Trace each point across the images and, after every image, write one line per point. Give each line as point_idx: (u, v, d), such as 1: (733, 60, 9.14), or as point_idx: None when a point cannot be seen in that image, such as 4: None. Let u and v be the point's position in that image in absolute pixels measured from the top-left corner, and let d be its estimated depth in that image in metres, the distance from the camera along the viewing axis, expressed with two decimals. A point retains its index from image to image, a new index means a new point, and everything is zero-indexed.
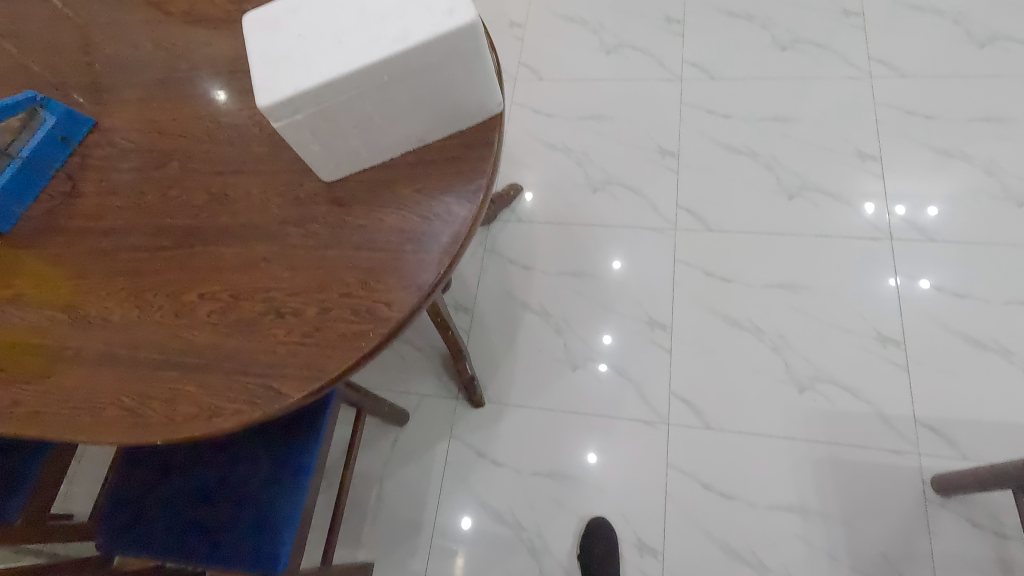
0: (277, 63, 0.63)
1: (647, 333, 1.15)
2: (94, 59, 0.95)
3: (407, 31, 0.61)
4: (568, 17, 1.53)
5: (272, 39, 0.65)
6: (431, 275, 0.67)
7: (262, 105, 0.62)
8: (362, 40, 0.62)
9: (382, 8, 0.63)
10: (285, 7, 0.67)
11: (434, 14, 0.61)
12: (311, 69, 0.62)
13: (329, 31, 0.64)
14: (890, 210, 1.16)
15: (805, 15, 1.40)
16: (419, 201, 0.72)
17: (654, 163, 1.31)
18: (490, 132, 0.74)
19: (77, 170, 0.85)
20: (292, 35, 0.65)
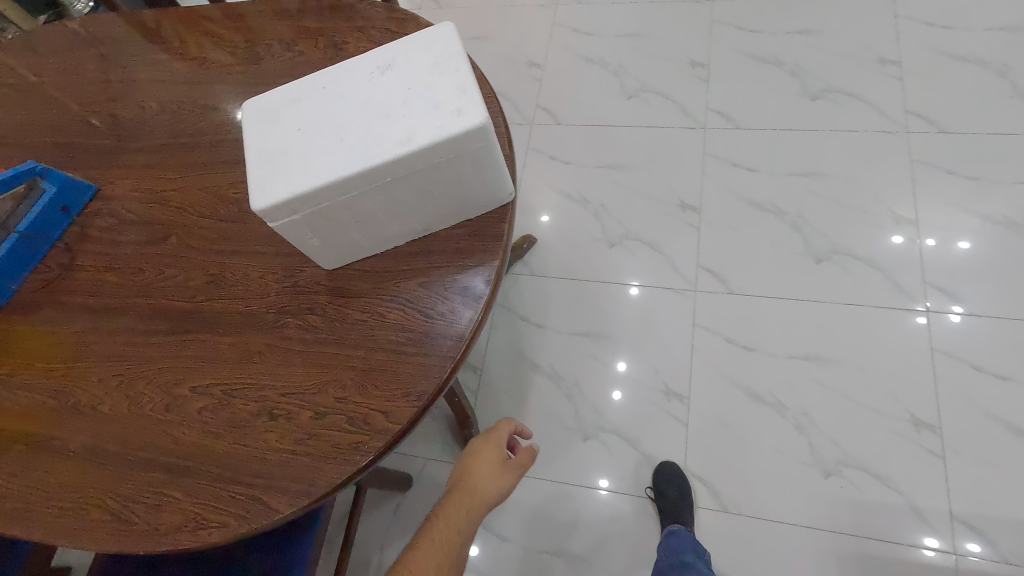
0: (275, 160, 0.59)
1: (662, 403, 1.10)
2: (101, 120, 0.93)
3: (413, 131, 0.57)
4: (589, 58, 1.49)
5: (269, 130, 0.61)
6: (432, 382, 0.63)
7: (256, 207, 0.58)
8: (364, 139, 0.58)
9: (386, 104, 0.59)
10: (285, 94, 0.63)
11: (442, 113, 0.57)
12: (310, 169, 0.58)
13: (330, 126, 0.60)
14: (921, 240, 1.12)
15: (839, 62, 1.33)
16: (423, 297, 0.67)
17: (674, 218, 1.25)
18: (500, 222, 0.69)
19: (76, 240, 0.83)
20: (291, 127, 0.61)
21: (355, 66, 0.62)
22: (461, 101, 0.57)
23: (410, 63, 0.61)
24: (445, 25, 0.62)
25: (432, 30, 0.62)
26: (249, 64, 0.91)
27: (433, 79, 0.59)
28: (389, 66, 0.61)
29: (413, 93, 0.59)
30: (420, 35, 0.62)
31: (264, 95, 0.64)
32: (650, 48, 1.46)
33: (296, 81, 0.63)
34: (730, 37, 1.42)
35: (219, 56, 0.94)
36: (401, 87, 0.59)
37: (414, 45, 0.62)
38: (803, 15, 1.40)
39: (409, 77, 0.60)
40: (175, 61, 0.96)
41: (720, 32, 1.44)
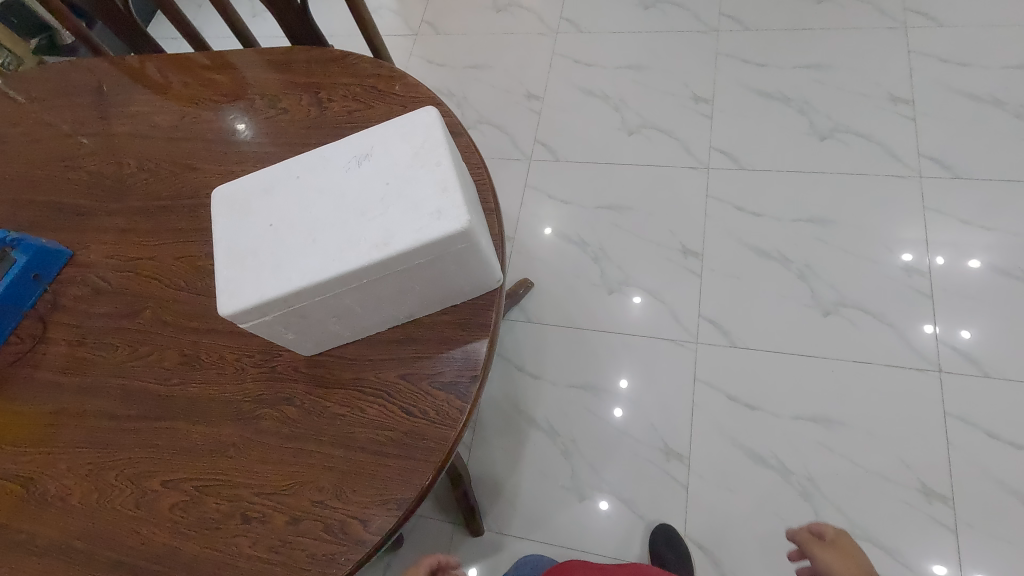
0: (245, 260, 0.55)
1: (662, 463, 1.06)
2: (77, 176, 0.90)
3: (390, 233, 0.53)
4: (589, 90, 1.44)
5: (241, 225, 0.58)
6: (413, 489, 0.60)
7: (224, 311, 0.54)
8: (339, 239, 0.54)
9: (363, 200, 0.55)
10: (258, 184, 0.59)
11: (421, 214, 0.53)
12: (281, 272, 0.54)
13: (304, 223, 0.56)
14: (929, 259, 1.11)
15: (849, 100, 1.28)
16: (405, 392, 0.64)
17: (675, 264, 1.21)
18: (486, 309, 0.65)
19: (48, 310, 0.79)
20: (263, 222, 0.57)
21: (332, 155, 0.59)
22: (443, 200, 0.53)
23: (390, 154, 0.57)
24: (428, 112, 0.58)
25: (413, 118, 0.58)
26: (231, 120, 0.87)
27: (413, 174, 0.55)
28: (368, 157, 0.58)
29: (392, 190, 0.55)
30: (402, 123, 0.58)
31: (237, 184, 0.60)
32: (652, 81, 1.41)
33: (270, 169, 0.60)
34: (736, 70, 1.37)
35: (200, 108, 0.90)
36: (379, 182, 0.56)
37: (395, 134, 0.58)
38: (811, 49, 1.36)
39: (388, 169, 0.56)
40: (154, 113, 0.92)
41: (726, 65, 1.39)
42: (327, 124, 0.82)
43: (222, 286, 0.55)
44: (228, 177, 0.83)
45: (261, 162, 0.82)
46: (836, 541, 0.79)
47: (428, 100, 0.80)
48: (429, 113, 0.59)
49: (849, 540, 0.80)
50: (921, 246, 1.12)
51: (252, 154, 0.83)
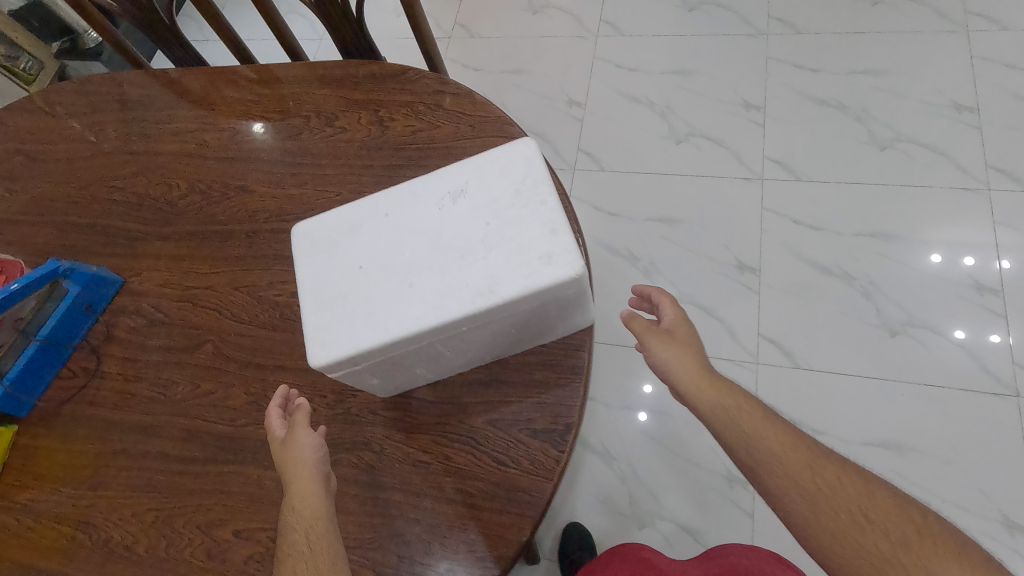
0: (335, 304, 0.51)
1: (725, 490, 1.02)
2: (123, 198, 0.86)
3: (497, 279, 0.49)
4: (634, 97, 1.39)
5: (326, 265, 0.53)
6: (509, 546, 0.56)
7: (313, 361, 0.50)
8: (440, 284, 0.50)
9: (463, 240, 0.51)
10: (341, 220, 0.55)
11: (529, 258, 0.49)
12: (377, 319, 0.50)
13: (398, 265, 0.52)
14: (957, 259, 1.09)
15: (908, 108, 1.24)
16: (495, 440, 0.60)
17: (731, 280, 1.17)
18: (579, 352, 0.61)
19: (101, 343, 0.76)
20: (352, 262, 0.53)
21: (423, 189, 0.55)
22: (553, 243, 0.49)
23: (488, 190, 0.53)
24: (526, 144, 0.55)
25: (510, 150, 0.54)
26: (285, 139, 0.83)
27: (517, 213, 0.51)
28: (463, 192, 0.54)
29: (495, 229, 0.51)
30: (498, 156, 0.55)
31: (318, 218, 0.56)
32: (699, 87, 1.37)
33: (354, 204, 0.56)
34: (788, 75, 1.33)
35: (251, 126, 0.86)
36: (480, 220, 0.52)
37: (491, 168, 0.54)
38: (866, 54, 1.31)
39: (487, 207, 0.52)
40: (203, 130, 0.88)
41: (777, 70, 1.34)
42: (390, 144, 0.78)
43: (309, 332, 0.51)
44: (285, 200, 0.79)
45: (321, 185, 0.78)
46: (671, 329, 0.61)
47: (500, 120, 0.76)
48: (526, 144, 0.55)
49: (682, 316, 0.62)
50: (948, 246, 1.11)
51: (310, 177, 0.79)
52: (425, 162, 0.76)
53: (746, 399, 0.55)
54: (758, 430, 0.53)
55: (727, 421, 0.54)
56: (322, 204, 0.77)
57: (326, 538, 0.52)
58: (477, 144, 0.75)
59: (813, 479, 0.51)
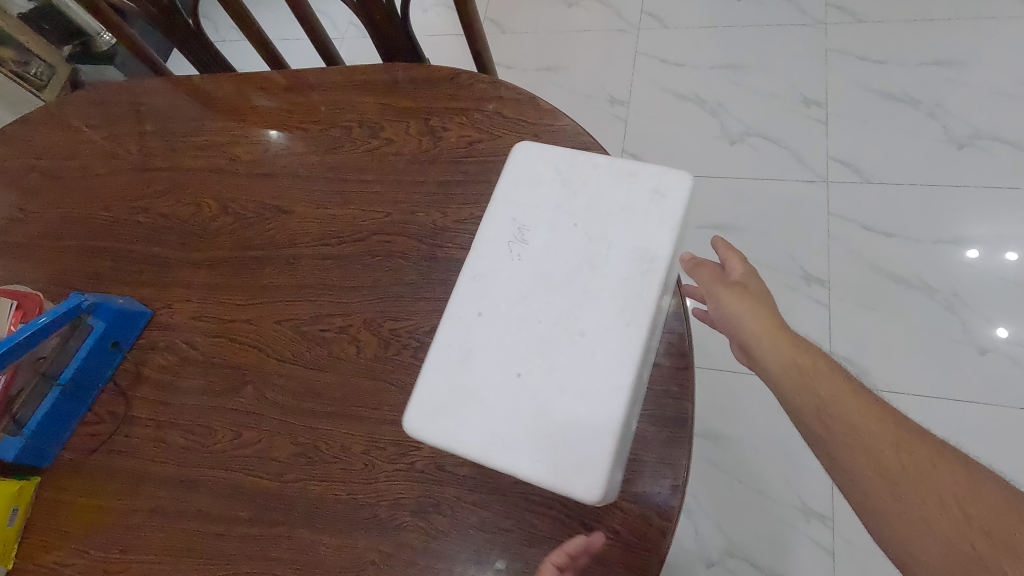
0: (525, 417, 0.48)
1: (802, 524, 0.94)
2: (148, 220, 0.78)
3: (646, 248, 0.51)
4: (681, 94, 1.30)
5: (473, 411, 0.49)
6: None
7: (594, 496, 0.46)
8: (618, 306, 0.50)
9: (574, 253, 0.52)
10: (442, 369, 0.51)
11: (642, 206, 0.52)
12: (590, 395, 0.47)
13: (553, 329, 0.50)
14: (996, 253, 1.03)
15: (986, 101, 1.14)
16: (586, 503, 0.52)
17: (797, 292, 1.08)
18: (681, 400, 0.54)
19: (129, 384, 0.68)
20: (498, 387, 0.49)
21: (484, 259, 0.54)
22: (647, 179, 0.53)
23: (537, 197, 0.55)
24: (522, 149, 0.58)
25: (522, 155, 0.57)
26: (325, 152, 0.75)
27: (591, 182, 0.55)
28: (520, 215, 0.55)
29: (586, 213, 0.54)
30: (514, 170, 0.57)
31: (418, 393, 0.52)
32: (753, 83, 1.27)
33: (439, 341, 0.52)
34: (850, 69, 1.23)
35: (286, 137, 0.78)
36: (565, 220, 0.54)
37: (525, 177, 0.56)
38: (937, 43, 1.21)
39: (557, 200, 0.55)
40: (233, 143, 0.80)
41: (838, 63, 1.24)
42: (444, 158, 0.70)
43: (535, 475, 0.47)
44: (328, 222, 0.71)
45: (367, 204, 0.70)
46: (739, 281, 0.55)
47: (569, 129, 0.67)
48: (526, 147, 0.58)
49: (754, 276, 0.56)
50: (987, 239, 1.05)
51: (355, 195, 0.71)
52: (485, 178, 0.68)
53: (831, 366, 0.48)
54: (845, 407, 0.46)
55: (802, 388, 0.48)
56: (370, 226, 0.69)
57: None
58: None
59: (900, 462, 0.43)
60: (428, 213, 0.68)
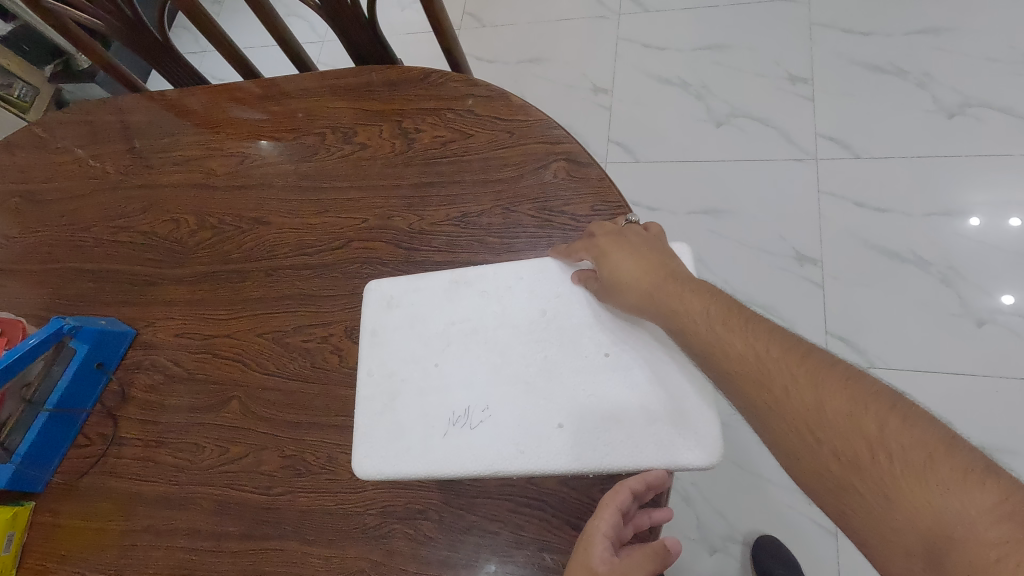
0: (645, 349, 0.51)
1: (803, 506, 0.93)
2: (128, 238, 0.78)
3: (450, 294, 0.58)
4: (665, 78, 1.29)
5: (671, 392, 0.49)
6: None
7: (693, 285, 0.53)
8: (506, 291, 0.56)
9: (465, 343, 0.55)
10: (633, 443, 0.48)
11: (408, 306, 0.59)
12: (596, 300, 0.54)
13: (540, 329, 0.54)
14: (996, 220, 1.01)
15: (975, 68, 1.12)
16: (571, 501, 0.53)
17: (791, 274, 1.07)
18: None
19: (118, 404, 0.69)
20: (636, 380, 0.50)
21: (496, 421, 0.51)
22: (374, 308, 0.60)
23: (403, 420, 0.54)
24: (366, 466, 0.54)
25: (364, 444, 0.55)
26: (300, 161, 0.75)
27: (382, 359, 0.57)
28: (430, 416, 0.53)
29: (415, 359, 0.56)
30: (381, 455, 0.54)
31: (678, 455, 0.47)
32: (738, 63, 1.25)
33: (621, 449, 0.48)
34: (836, 42, 1.21)
35: (261, 148, 0.77)
36: (421, 373, 0.55)
37: (380, 431, 0.54)
38: (923, 12, 1.18)
39: (391, 371, 0.57)
40: (208, 156, 0.79)
41: (823, 37, 1.22)
42: (418, 160, 0.69)
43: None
44: (306, 231, 0.70)
45: (343, 212, 0.70)
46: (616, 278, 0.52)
47: (542, 123, 0.66)
48: (364, 465, 0.54)
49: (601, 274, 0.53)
50: (983, 206, 1.03)
51: (331, 202, 0.71)
52: (461, 178, 0.67)
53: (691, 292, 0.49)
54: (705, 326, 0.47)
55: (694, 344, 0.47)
56: (348, 233, 0.68)
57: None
58: (518, 154, 0.66)
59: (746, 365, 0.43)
60: (405, 217, 0.67)
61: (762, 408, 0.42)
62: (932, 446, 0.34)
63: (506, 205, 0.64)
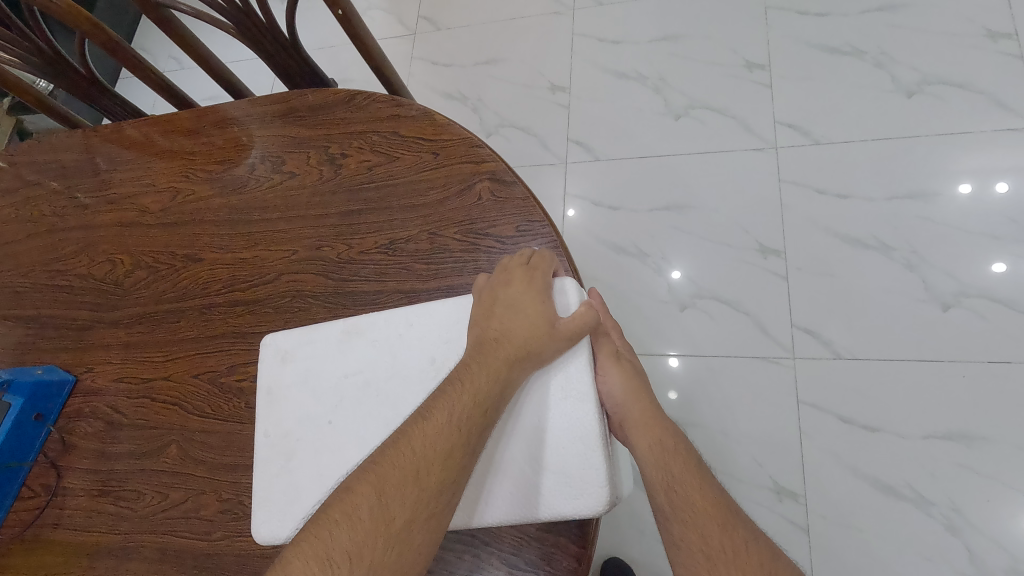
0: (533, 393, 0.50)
1: (774, 503, 0.92)
2: (66, 282, 0.77)
3: (342, 343, 0.58)
4: (622, 73, 1.26)
5: (557, 435, 0.48)
6: None
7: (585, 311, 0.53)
8: (395, 339, 0.56)
9: (359, 398, 0.55)
10: (527, 492, 0.48)
11: (302, 361, 0.58)
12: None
13: (430, 377, 0.54)
14: (982, 189, 0.99)
15: (933, 44, 1.09)
16: (501, 536, 0.51)
17: (754, 266, 1.05)
18: None
19: (60, 454, 0.68)
20: (528, 428, 0.49)
21: None
22: (268, 363, 0.59)
23: (299, 483, 0.53)
24: (262, 531, 0.53)
25: (261, 507, 0.53)
26: (230, 193, 0.73)
27: (277, 418, 0.56)
28: (325, 478, 0.53)
29: (310, 418, 0.56)
30: (277, 521, 0.52)
31: (566, 504, 0.47)
32: (694, 52, 1.23)
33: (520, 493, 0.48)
34: (791, 25, 1.18)
35: (193, 181, 0.76)
36: (316, 433, 0.54)
37: (276, 495, 0.53)
38: None
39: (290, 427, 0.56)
40: (141, 193, 0.78)
41: (778, 21, 1.20)
42: (345, 187, 0.68)
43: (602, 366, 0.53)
44: (238, 266, 0.69)
45: (274, 243, 0.68)
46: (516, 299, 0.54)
47: (466, 143, 0.65)
48: (264, 534, 0.52)
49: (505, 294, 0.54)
50: (963, 178, 1.00)
51: (261, 235, 0.70)
52: (388, 204, 0.65)
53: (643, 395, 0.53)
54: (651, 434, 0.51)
55: (660, 467, 0.48)
56: (279, 266, 0.67)
57: (429, 526, 0.43)
58: (443, 175, 0.64)
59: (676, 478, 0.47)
60: (334, 246, 0.66)
61: (680, 519, 0.46)
62: None
63: (433, 229, 0.63)
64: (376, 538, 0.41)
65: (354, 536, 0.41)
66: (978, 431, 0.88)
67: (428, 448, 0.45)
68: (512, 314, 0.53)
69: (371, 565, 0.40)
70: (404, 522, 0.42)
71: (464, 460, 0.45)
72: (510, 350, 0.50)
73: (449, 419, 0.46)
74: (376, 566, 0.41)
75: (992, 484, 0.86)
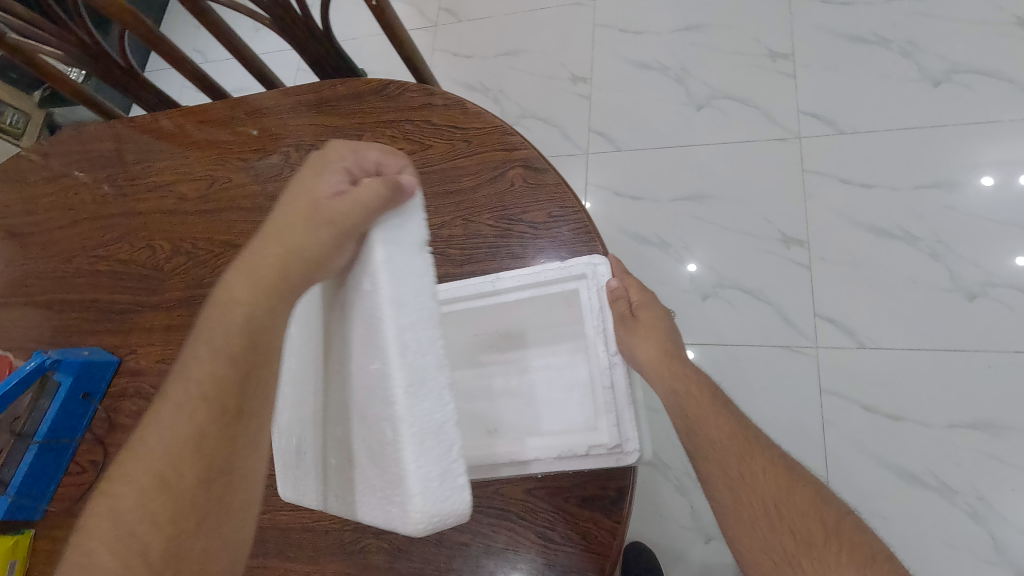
0: (342, 363, 0.43)
1: None
2: (108, 267, 0.80)
3: None
4: (644, 63, 1.26)
5: (359, 422, 0.42)
6: None
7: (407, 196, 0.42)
8: None
9: None
10: (349, 485, 0.44)
11: None
12: (528, 312, 0.58)
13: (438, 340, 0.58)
14: (1010, 178, 0.98)
15: (962, 33, 1.08)
16: (536, 511, 0.53)
17: (777, 256, 1.05)
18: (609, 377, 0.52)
19: (106, 432, 0.71)
20: (345, 404, 0.44)
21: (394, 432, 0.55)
22: None
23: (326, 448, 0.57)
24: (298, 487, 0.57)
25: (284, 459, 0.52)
26: (265, 181, 0.75)
27: None
28: None
29: None
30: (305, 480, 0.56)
31: (367, 507, 0.41)
32: (718, 42, 1.23)
33: (345, 485, 0.44)
34: (817, 15, 1.18)
35: (227, 170, 0.78)
36: None
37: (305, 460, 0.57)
38: None
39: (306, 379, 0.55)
40: (179, 180, 0.81)
41: (803, 10, 1.19)
42: None
43: (411, 297, 0.39)
44: None
45: None
46: (298, 190, 0.45)
47: (498, 131, 0.66)
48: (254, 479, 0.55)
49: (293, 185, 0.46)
50: (991, 168, 1.00)
51: None
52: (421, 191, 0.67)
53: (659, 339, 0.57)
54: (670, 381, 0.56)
55: (682, 405, 0.55)
56: None
57: (219, 479, 0.43)
58: (475, 162, 0.66)
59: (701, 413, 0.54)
60: None
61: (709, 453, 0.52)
62: (825, 524, 0.47)
63: (465, 215, 0.64)
64: (152, 505, 0.42)
65: (122, 514, 0.42)
66: (1002, 421, 0.88)
67: (180, 435, 0.43)
68: (287, 210, 0.45)
69: (148, 532, 0.41)
70: (180, 490, 0.42)
71: (241, 435, 0.43)
72: (273, 252, 0.44)
73: (206, 371, 0.44)
74: (163, 532, 0.41)
75: (1017, 473, 0.86)
